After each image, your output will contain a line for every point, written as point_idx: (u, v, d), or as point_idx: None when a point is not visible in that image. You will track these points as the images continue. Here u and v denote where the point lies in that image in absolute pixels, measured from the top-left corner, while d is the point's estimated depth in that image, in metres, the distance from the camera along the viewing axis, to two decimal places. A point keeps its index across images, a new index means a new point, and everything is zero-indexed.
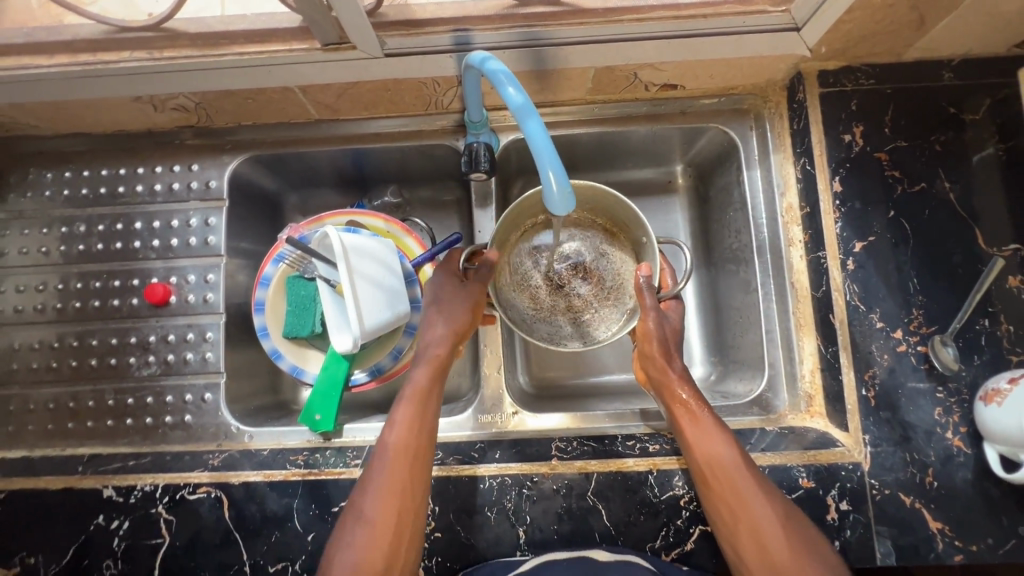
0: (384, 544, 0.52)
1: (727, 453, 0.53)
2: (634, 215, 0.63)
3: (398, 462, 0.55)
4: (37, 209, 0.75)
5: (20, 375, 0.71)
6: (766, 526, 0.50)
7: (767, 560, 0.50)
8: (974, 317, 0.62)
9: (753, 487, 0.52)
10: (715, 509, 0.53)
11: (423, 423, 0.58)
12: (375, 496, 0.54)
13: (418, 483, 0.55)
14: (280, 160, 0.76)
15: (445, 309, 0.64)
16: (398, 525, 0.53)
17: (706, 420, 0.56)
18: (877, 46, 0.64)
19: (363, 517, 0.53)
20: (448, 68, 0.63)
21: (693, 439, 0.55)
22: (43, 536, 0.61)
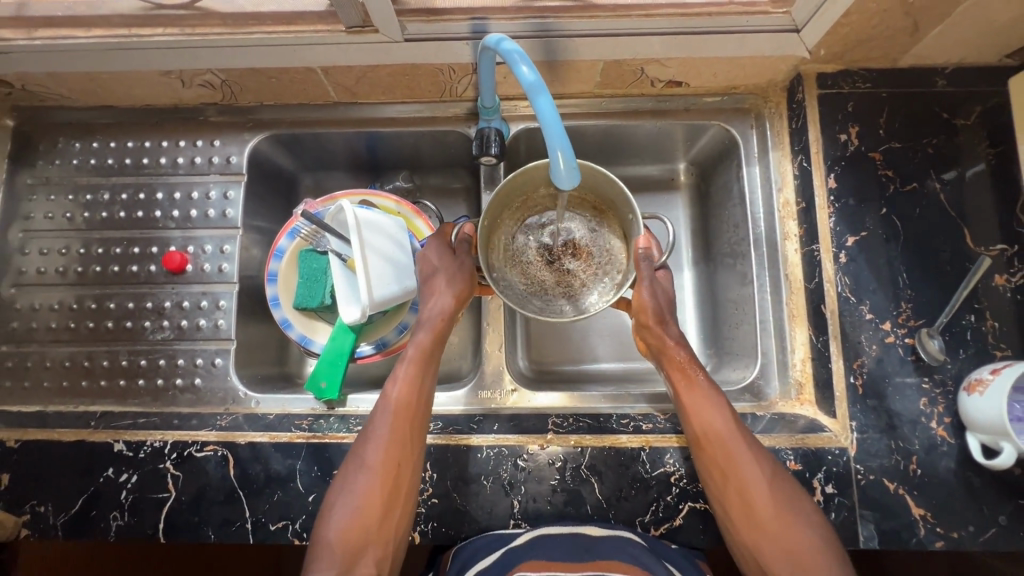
0: (383, 490, 0.57)
1: (723, 418, 0.59)
2: (622, 195, 0.66)
3: (399, 415, 0.60)
4: (64, 176, 0.78)
5: (39, 333, 0.74)
6: (751, 483, 0.57)
7: (749, 511, 0.56)
8: (961, 312, 0.64)
9: (742, 449, 0.58)
10: (705, 468, 0.59)
11: (421, 381, 0.62)
12: (376, 445, 0.58)
13: (416, 435, 0.60)
14: (299, 140, 0.80)
15: (448, 276, 0.68)
16: (397, 472, 0.58)
17: (701, 387, 0.62)
18: (874, 51, 0.67)
19: (364, 463, 0.57)
20: (464, 55, 0.67)
21: (691, 404, 0.61)
22: (54, 486, 0.63)
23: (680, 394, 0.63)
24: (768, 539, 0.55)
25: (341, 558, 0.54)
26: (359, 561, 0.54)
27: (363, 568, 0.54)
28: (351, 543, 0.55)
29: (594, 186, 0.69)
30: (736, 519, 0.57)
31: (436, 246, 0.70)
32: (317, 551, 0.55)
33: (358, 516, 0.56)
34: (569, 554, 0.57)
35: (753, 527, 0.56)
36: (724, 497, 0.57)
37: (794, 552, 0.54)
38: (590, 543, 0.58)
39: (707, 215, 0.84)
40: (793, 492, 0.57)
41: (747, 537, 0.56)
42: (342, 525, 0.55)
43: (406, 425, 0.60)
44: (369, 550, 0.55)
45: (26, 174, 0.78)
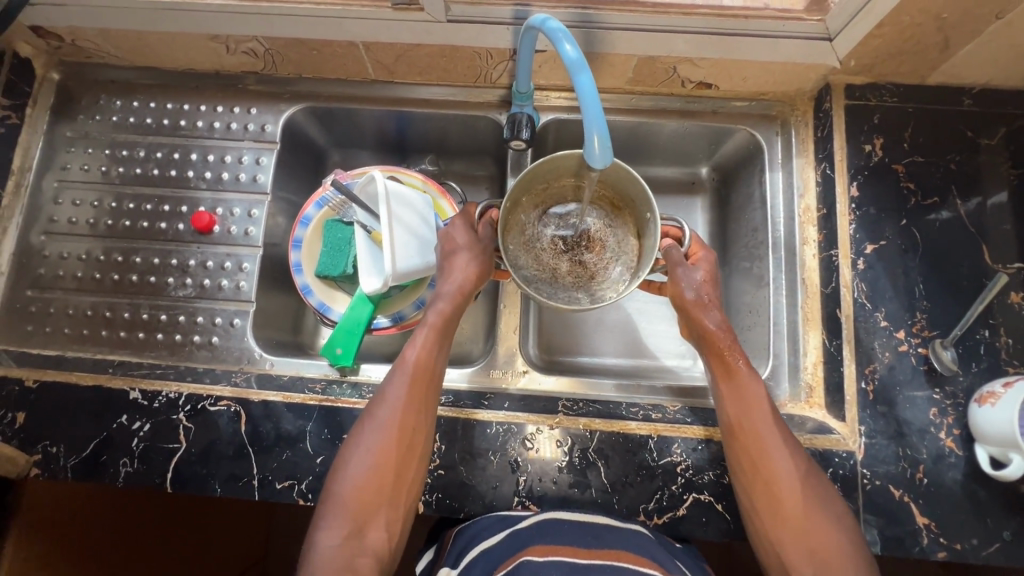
0: (397, 452, 0.57)
1: (761, 411, 0.58)
2: (643, 193, 0.66)
3: (418, 380, 0.60)
4: (102, 132, 0.80)
5: (64, 281, 0.75)
6: (782, 479, 0.55)
7: (777, 507, 0.55)
8: (975, 327, 0.65)
9: (777, 443, 0.56)
10: (736, 459, 0.58)
11: (442, 348, 0.63)
12: (395, 407, 0.59)
13: (431, 400, 0.61)
14: (332, 114, 0.82)
15: (475, 253, 0.66)
16: (412, 435, 0.58)
17: (744, 377, 0.59)
18: (902, 66, 0.69)
19: (380, 423, 0.58)
20: (504, 40, 0.69)
21: (728, 394, 0.59)
22: (67, 428, 0.64)
23: (718, 382, 0.60)
24: (792, 536, 0.54)
25: (353, 514, 0.55)
26: (369, 518, 0.56)
27: (373, 526, 0.55)
28: (362, 501, 0.56)
29: (616, 182, 0.70)
30: (763, 514, 0.55)
31: (460, 224, 0.68)
32: (329, 506, 0.56)
33: (370, 475, 0.56)
34: (577, 540, 0.56)
35: (778, 523, 0.55)
36: (751, 489, 0.56)
37: (818, 552, 0.53)
38: (598, 531, 0.58)
39: (726, 220, 0.85)
40: (823, 492, 0.56)
41: (772, 532, 0.55)
42: (355, 481, 0.56)
43: (425, 390, 0.60)
44: (380, 510, 0.56)
45: (65, 127, 0.79)
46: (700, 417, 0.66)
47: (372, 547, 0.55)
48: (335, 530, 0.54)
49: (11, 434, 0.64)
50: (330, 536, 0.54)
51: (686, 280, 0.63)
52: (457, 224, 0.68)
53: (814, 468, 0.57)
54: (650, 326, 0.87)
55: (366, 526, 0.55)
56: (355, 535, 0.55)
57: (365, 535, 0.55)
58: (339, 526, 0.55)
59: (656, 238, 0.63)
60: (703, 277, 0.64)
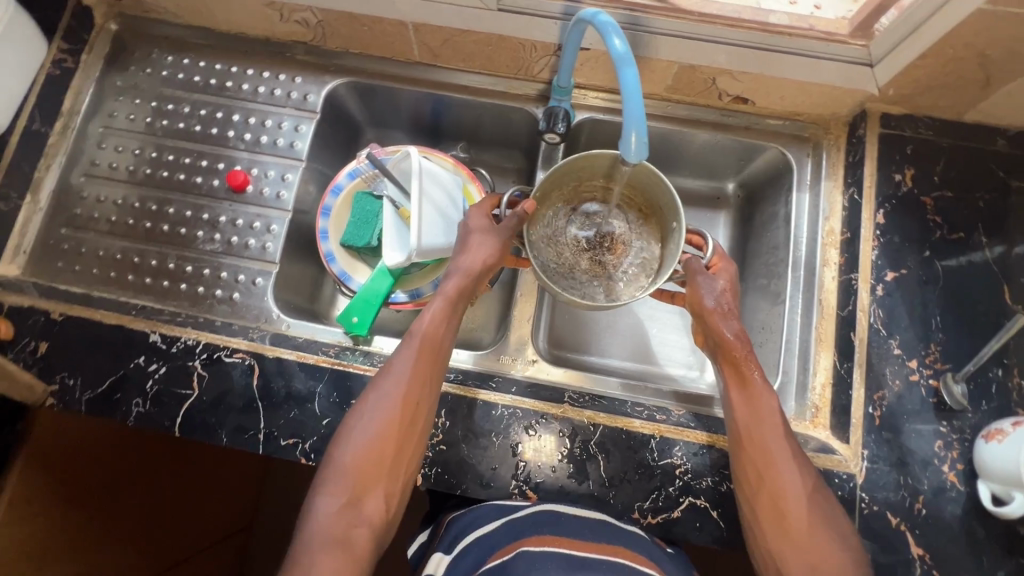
0: (400, 423, 0.58)
1: (770, 422, 0.58)
2: (672, 201, 0.67)
3: (425, 355, 0.61)
4: (150, 84, 0.82)
5: (97, 223, 0.77)
6: (789, 492, 0.55)
7: (781, 521, 0.54)
8: (989, 365, 0.65)
9: (786, 456, 0.56)
10: (742, 469, 0.58)
11: (449, 325, 0.65)
12: (400, 378, 0.60)
13: (435, 374, 0.62)
14: (374, 92, 0.83)
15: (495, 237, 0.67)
16: (416, 408, 0.59)
17: (756, 388, 0.59)
18: (941, 100, 0.69)
19: (385, 394, 0.59)
20: (551, 34, 0.70)
21: (739, 403, 0.59)
22: (86, 363, 0.66)
23: (731, 391, 0.61)
24: (795, 552, 0.53)
25: (352, 483, 0.56)
26: (368, 488, 0.56)
27: (372, 496, 0.56)
28: (362, 471, 0.56)
29: (647, 187, 0.71)
30: (766, 527, 0.55)
31: (479, 211, 0.70)
32: (329, 473, 0.56)
33: (372, 445, 0.57)
34: (574, 533, 0.56)
35: (782, 537, 0.54)
36: (756, 500, 0.56)
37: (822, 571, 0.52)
38: (594, 525, 0.58)
39: (747, 237, 0.85)
40: (830, 512, 0.55)
41: (774, 546, 0.54)
42: (356, 450, 0.57)
43: (431, 365, 0.61)
44: (380, 480, 0.56)
45: (116, 76, 0.82)
46: (704, 423, 0.67)
47: (369, 518, 0.55)
48: (334, 497, 0.55)
49: (32, 362, 0.66)
50: (328, 503, 0.54)
51: (707, 289, 0.64)
52: (478, 212, 0.70)
53: (820, 483, 0.57)
54: (660, 333, 0.87)
55: (365, 494, 0.55)
56: (352, 503, 0.55)
57: (363, 504, 0.55)
58: (338, 493, 0.55)
59: (678, 246, 0.64)
60: (725, 286, 0.65)
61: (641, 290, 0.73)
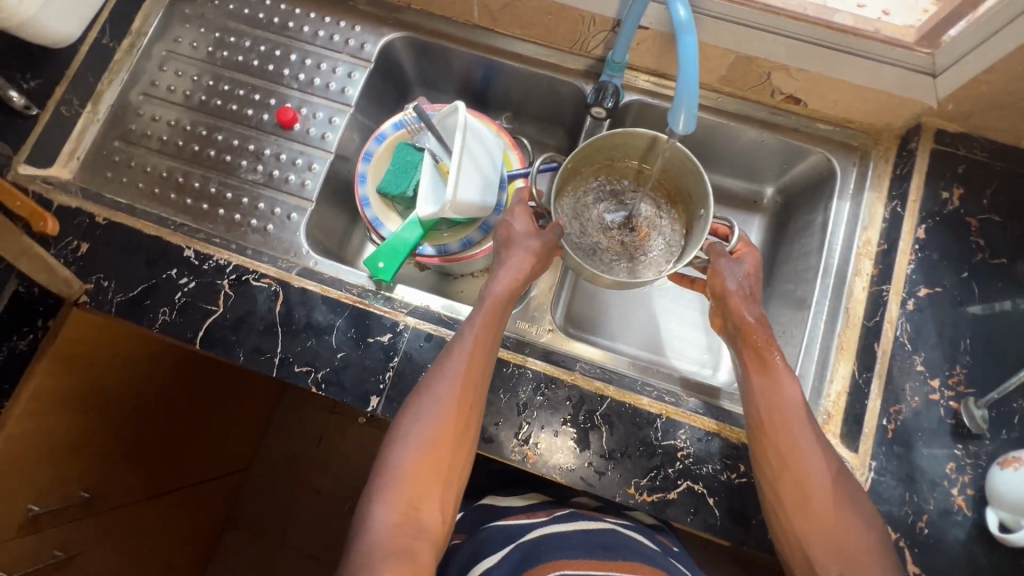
0: (453, 430, 0.58)
1: (792, 406, 0.57)
2: (703, 187, 0.66)
3: (478, 357, 0.60)
4: (216, 16, 0.85)
5: (149, 141, 0.80)
6: (813, 476, 0.55)
7: (804, 502, 0.54)
8: (1014, 395, 0.63)
9: (809, 441, 0.56)
10: (762, 452, 0.57)
11: (498, 328, 0.63)
12: (452, 383, 0.58)
13: (485, 378, 0.61)
14: (428, 50, 0.85)
15: (539, 239, 0.66)
16: (467, 414, 0.59)
17: (779, 375, 0.59)
18: (1001, 121, 0.68)
19: (436, 398, 0.58)
20: (611, 8, 0.71)
21: (760, 385, 0.59)
22: (122, 268, 0.69)
23: (751, 374, 0.60)
24: (821, 535, 0.53)
25: (408, 491, 0.55)
26: (425, 496, 0.55)
27: (429, 506, 0.55)
28: (418, 479, 0.56)
29: (680, 173, 0.70)
30: (788, 509, 0.55)
31: (521, 213, 0.69)
32: (384, 480, 0.56)
33: (426, 452, 0.56)
34: (588, 551, 0.56)
35: (806, 518, 0.54)
36: (779, 482, 0.55)
37: (848, 555, 0.52)
38: (602, 543, 0.58)
39: (779, 242, 0.84)
40: (855, 498, 0.55)
41: (797, 528, 0.54)
42: (411, 458, 0.56)
43: (480, 371, 0.60)
44: (435, 488, 0.56)
45: (185, 5, 0.85)
46: (714, 411, 0.66)
47: (427, 527, 0.54)
48: (391, 505, 0.54)
49: (72, 259, 0.69)
50: (387, 512, 0.54)
51: (730, 273, 0.64)
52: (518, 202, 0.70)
53: (844, 467, 0.57)
54: (678, 323, 0.86)
55: (422, 503, 0.55)
56: (410, 512, 0.54)
57: (421, 513, 0.55)
58: (395, 502, 0.55)
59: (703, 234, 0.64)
60: (749, 270, 0.64)
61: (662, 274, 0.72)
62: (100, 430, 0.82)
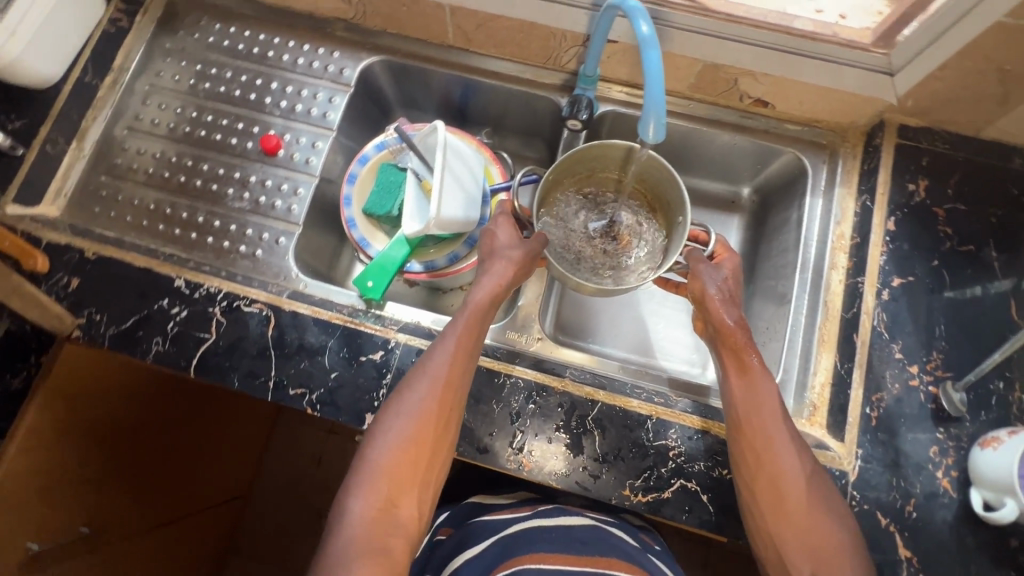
0: (433, 429, 0.59)
1: (769, 408, 0.58)
2: (679, 194, 0.68)
3: (459, 359, 0.61)
4: (196, 49, 0.86)
5: (135, 174, 0.81)
6: (788, 476, 0.56)
7: (779, 503, 0.56)
8: (990, 377, 0.65)
9: (786, 443, 0.57)
10: (740, 453, 0.58)
11: (481, 332, 0.64)
12: (432, 384, 0.60)
13: (467, 380, 0.62)
14: (406, 72, 0.87)
15: (522, 251, 0.67)
16: (448, 414, 0.60)
17: (757, 375, 0.60)
18: (959, 114, 0.71)
19: (417, 399, 0.60)
20: (581, 25, 0.73)
21: (739, 388, 0.60)
22: (114, 301, 0.70)
23: (730, 376, 0.61)
24: (795, 534, 0.55)
25: (385, 488, 0.56)
26: (402, 494, 0.57)
27: (406, 503, 0.56)
28: (395, 478, 0.57)
29: (657, 181, 0.72)
30: (764, 509, 0.56)
31: (504, 223, 0.70)
32: (362, 476, 0.57)
33: (405, 450, 0.58)
34: (565, 547, 0.59)
35: (780, 518, 0.55)
36: (755, 484, 0.57)
37: (820, 552, 0.54)
38: (580, 537, 0.61)
39: (758, 240, 0.87)
40: (826, 496, 0.56)
41: (772, 528, 0.55)
42: (390, 455, 0.57)
43: (462, 374, 0.61)
44: (412, 486, 0.57)
45: (165, 39, 0.87)
46: (703, 410, 0.67)
47: (403, 523, 0.56)
48: (368, 500, 0.56)
49: (63, 296, 0.70)
50: (363, 507, 0.56)
51: (710, 278, 0.66)
52: (502, 214, 0.71)
53: (818, 464, 0.58)
54: (666, 326, 0.88)
55: (399, 499, 0.56)
56: (386, 507, 0.56)
57: (397, 509, 0.56)
58: (372, 497, 0.56)
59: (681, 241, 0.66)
60: (728, 275, 0.67)
61: (645, 279, 0.73)
62: (100, 458, 0.83)
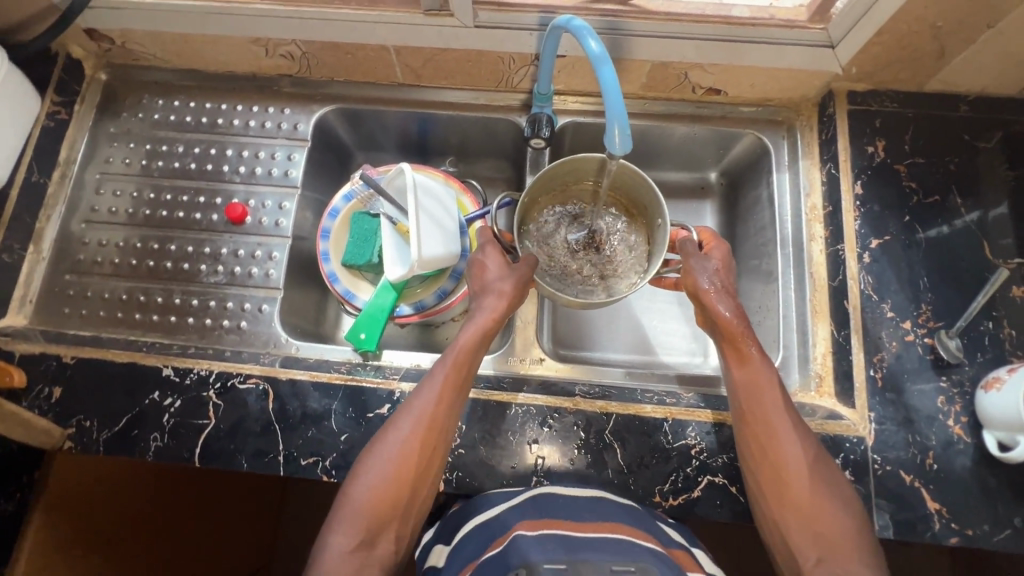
0: (416, 468, 0.58)
1: (770, 396, 0.59)
2: (656, 199, 0.69)
3: (444, 398, 0.61)
4: (143, 128, 0.84)
5: (101, 266, 0.78)
6: (791, 465, 0.56)
7: (784, 492, 0.56)
8: (979, 319, 0.67)
9: (788, 431, 0.57)
10: (746, 446, 0.59)
11: (469, 371, 0.63)
12: (418, 424, 0.59)
13: (453, 418, 0.62)
14: (361, 116, 0.86)
15: (512, 282, 0.66)
16: (432, 453, 0.59)
17: (759, 364, 0.61)
18: (902, 73, 0.73)
19: (402, 437, 0.59)
20: (527, 45, 0.74)
21: (741, 379, 0.61)
22: (101, 404, 0.67)
23: (731, 369, 0.62)
24: (801, 522, 0.55)
25: (365, 524, 0.56)
26: (380, 531, 0.57)
27: (383, 538, 0.57)
28: (375, 515, 0.57)
29: (632, 187, 0.72)
30: (770, 500, 0.57)
31: (493, 252, 0.70)
32: (343, 513, 0.57)
33: (387, 488, 0.57)
34: (569, 516, 0.57)
35: (786, 507, 0.56)
36: (759, 473, 0.57)
37: (826, 538, 0.54)
38: (591, 504, 0.59)
39: (734, 222, 0.88)
40: (832, 480, 0.56)
41: (780, 518, 0.56)
42: (371, 492, 0.57)
43: (446, 411, 0.61)
44: (393, 520, 0.57)
45: (109, 124, 0.84)
46: (713, 402, 0.68)
47: (381, 556, 0.56)
48: (347, 536, 0.56)
49: (47, 408, 0.66)
50: (341, 543, 0.55)
51: (701, 270, 0.66)
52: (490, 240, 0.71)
53: (822, 449, 0.58)
54: (662, 322, 0.88)
55: (377, 535, 0.56)
56: (365, 544, 0.56)
57: (376, 544, 0.56)
58: (350, 533, 0.56)
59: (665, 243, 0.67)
60: (718, 265, 0.67)
61: (635, 284, 0.73)
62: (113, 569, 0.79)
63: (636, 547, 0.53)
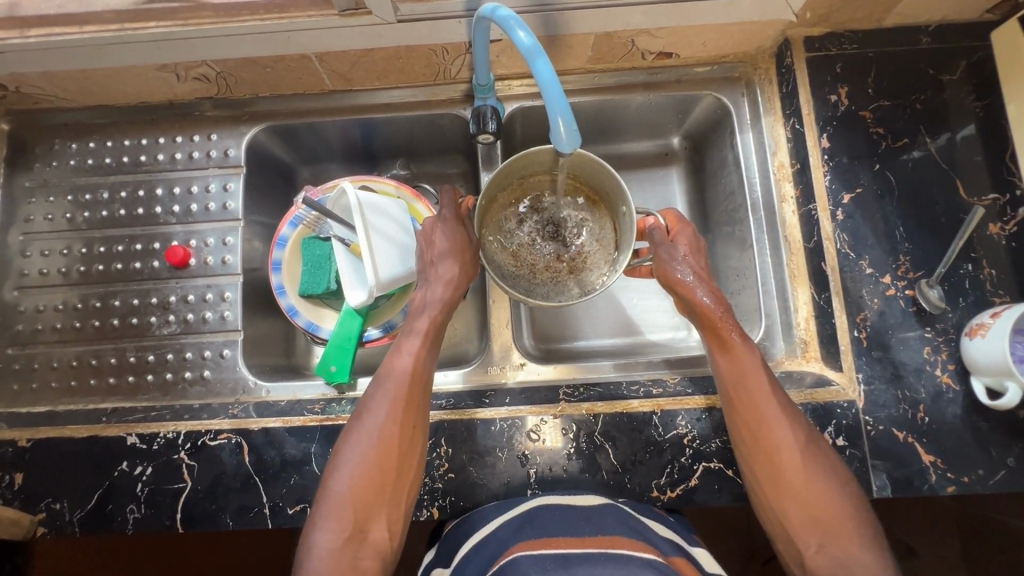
0: (398, 450, 0.57)
1: (758, 384, 0.58)
2: (619, 185, 0.65)
3: (416, 375, 0.60)
4: (61, 177, 0.78)
5: (44, 334, 0.74)
6: (783, 452, 0.56)
7: (779, 482, 0.55)
8: (959, 262, 0.66)
9: (778, 417, 0.57)
10: (737, 433, 0.58)
11: (433, 343, 0.63)
12: (390, 405, 0.58)
13: (427, 393, 0.61)
14: (295, 131, 0.80)
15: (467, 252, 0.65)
16: (413, 431, 0.58)
17: (737, 343, 0.60)
18: (858, 12, 0.68)
19: (377, 420, 0.58)
20: (458, 35, 0.67)
21: (727, 368, 0.59)
22: (68, 484, 0.63)
23: (716, 357, 0.61)
24: (797, 511, 0.55)
25: (352, 514, 0.55)
26: (370, 518, 0.55)
27: (375, 525, 0.55)
28: (361, 504, 0.55)
29: (592, 174, 0.68)
30: (767, 492, 0.56)
31: (450, 220, 0.67)
32: (326, 508, 0.55)
33: (370, 473, 0.56)
34: (568, 530, 0.55)
35: (782, 498, 0.55)
36: (753, 463, 0.57)
37: (824, 524, 0.54)
38: (588, 513, 0.57)
39: (703, 188, 0.85)
40: (826, 462, 0.56)
41: (775, 509, 0.56)
42: (354, 481, 0.56)
43: (422, 390, 0.60)
44: (382, 506, 0.56)
45: (24, 178, 0.78)
46: (701, 386, 0.66)
47: (374, 546, 0.55)
48: (336, 529, 0.54)
49: (12, 496, 0.63)
50: (330, 538, 0.54)
51: (671, 260, 0.65)
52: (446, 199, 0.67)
53: (814, 435, 0.57)
54: (643, 301, 0.86)
55: (368, 524, 0.55)
56: (355, 535, 0.54)
57: (366, 535, 0.55)
58: (339, 526, 0.54)
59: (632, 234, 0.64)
60: (686, 250, 0.65)
61: (607, 275, 0.70)
62: None
63: (633, 560, 0.52)
